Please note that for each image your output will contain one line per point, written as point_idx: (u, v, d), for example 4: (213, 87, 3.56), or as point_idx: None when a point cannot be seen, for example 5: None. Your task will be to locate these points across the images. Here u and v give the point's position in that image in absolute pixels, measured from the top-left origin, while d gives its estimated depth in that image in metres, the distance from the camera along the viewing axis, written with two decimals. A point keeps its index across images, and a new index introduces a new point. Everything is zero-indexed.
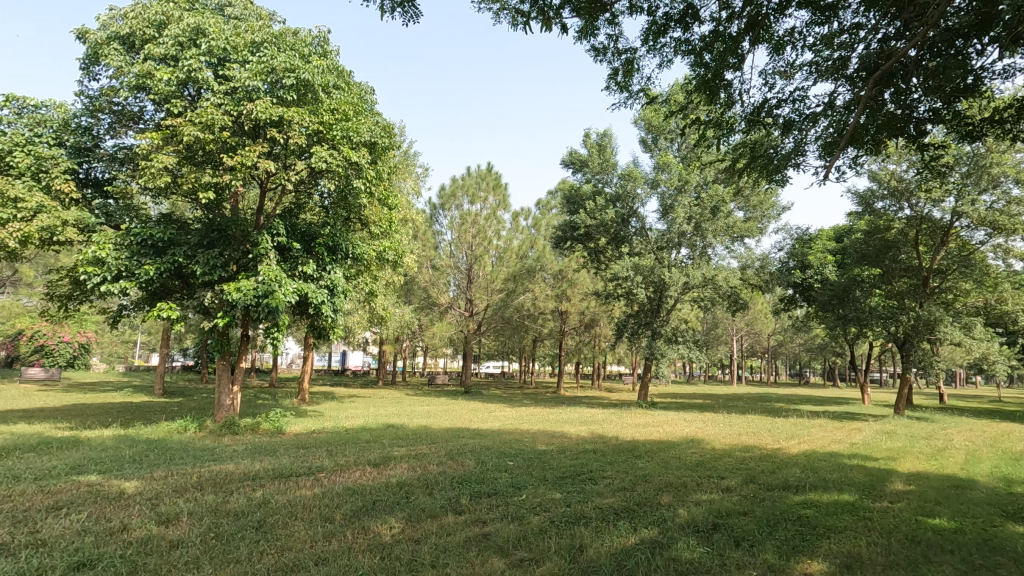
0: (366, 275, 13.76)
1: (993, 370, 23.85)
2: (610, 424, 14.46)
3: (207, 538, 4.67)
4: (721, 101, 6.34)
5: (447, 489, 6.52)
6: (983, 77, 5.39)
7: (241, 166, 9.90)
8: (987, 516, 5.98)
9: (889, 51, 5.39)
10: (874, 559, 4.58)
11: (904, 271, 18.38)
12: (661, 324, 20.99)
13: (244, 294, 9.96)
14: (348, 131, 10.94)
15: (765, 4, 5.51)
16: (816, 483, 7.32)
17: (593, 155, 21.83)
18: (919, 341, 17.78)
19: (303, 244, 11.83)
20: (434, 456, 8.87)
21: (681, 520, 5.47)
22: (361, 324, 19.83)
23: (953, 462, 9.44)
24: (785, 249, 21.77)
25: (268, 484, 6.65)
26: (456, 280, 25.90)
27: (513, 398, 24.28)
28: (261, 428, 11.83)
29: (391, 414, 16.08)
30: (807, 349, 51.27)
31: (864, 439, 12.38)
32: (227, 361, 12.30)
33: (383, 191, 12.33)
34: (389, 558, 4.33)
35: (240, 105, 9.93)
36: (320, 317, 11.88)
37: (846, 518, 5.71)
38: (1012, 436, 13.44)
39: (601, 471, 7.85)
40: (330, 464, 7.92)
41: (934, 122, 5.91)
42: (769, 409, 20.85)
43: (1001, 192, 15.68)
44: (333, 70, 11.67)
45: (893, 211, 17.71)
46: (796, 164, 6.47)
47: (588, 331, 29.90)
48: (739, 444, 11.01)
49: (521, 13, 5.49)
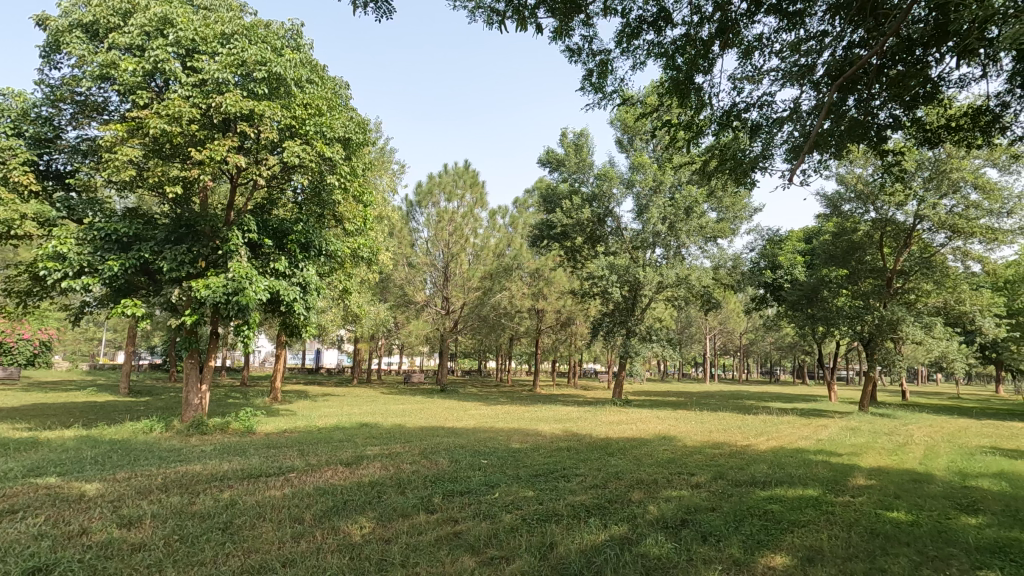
0: (340, 273, 13.66)
1: (951, 368, 24.77)
2: (585, 422, 14.58)
3: (171, 541, 4.57)
4: (692, 104, 6.42)
5: (419, 488, 6.49)
6: (940, 86, 5.57)
7: (209, 160, 9.68)
8: (942, 509, 6.22)
9: (853, 58, 5.53)
10: (835, 552, 4.73)
11: (869, 272, 18.87)
12: (636, 323, 21.18)
13: (213, 292, 9.73)
14: (321, 127, 10.82)
15: (733, 9, 5.62)
16: (782, 479, 7.53)
17: (569, 155, 21.96)
18: (882, 341, 18.33)
19: (275, 241, 11.62)
20: (408, 454, 8.83)
21: (650, 517, 5.56)
22: (335, 322, 19.60)
23: (912, 457, 9.79)
24: (757, 249, 22.35)
25: (236, 485, 6.54)
26: (433, 277, 25.81)
27: (490, 398, 24.20)
28: (231, 428, 11.62)
29: (365, 413, 15.93)
30: (777, 347, 52.47)
31: (829, 435, 12.74)
32: (195, 359, 12.04)
33: (358, 187, 12.16)
34: (358, 559, 4.29)
35: (209, 97, 9.71)
36: (292, 315, 11.69)
37: (809, 513, 5.87)
38: (969, 432, 13.98)
39: (574, 469, 7.91)
40: (301, 464, 7.81)
41: (895, 128, 6.09)
42: (740, 407, 21.26)
43: (961, 196, 16.23)
44: (307, 64, 11.55)
45: (859, 213, 18.26)
46: (762, 168, 6.59)
47: (564, 330, 30.07)
48: (709, 441, 11.23)
49: (496, 12, 5.46)
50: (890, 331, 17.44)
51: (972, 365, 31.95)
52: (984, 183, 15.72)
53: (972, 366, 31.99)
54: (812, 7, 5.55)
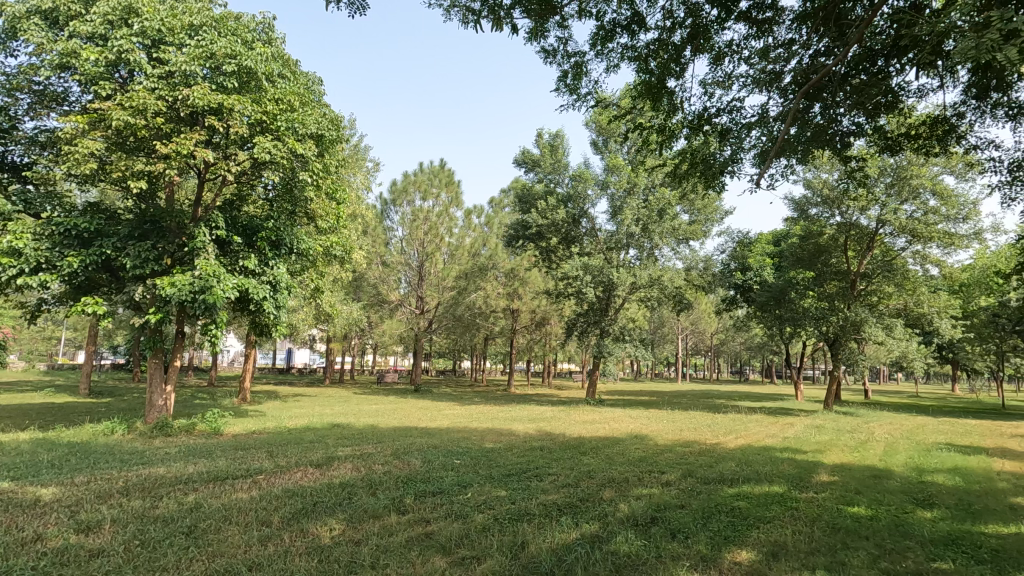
0: (311, 271, 13.45)
1: (911, 368, 25.64)
2: (558, 421, 14.64)
3: (131, 546, 4.44)
4: (665, 107, 6.50)
5: (391, 488, 6.44)
6: (901, 95, 5.75)
7: (175, 154, 9.41)
8: (899, 503, 6.46)
9: (818, 66, 5.68)
10: (798, 546, 4.85)
11: (834, 274, 19.41)
12: (610, 323, 21.36)
13: (179, 290, 9.45)
14: (293, 123, 10.63)
15: (705, 15, 5.72)
16: (749, 476, 7.71)
17: (545, 155, 22.09)
18: (846, 341, 18.87)
19: (244, 238, 11.36)
20: (380, 455, 8.75)
21: (621, 514, 5.63)
22: (306, 321, 19.31)
23: (873, 454, 10.11)
24: (728, 251, 22.77)
25: (201, 487, 6.38)
26: (407, 276, 25.66)
27: (463, 397, 24.05)
28: (197, 429, 11.34)
29: (337, 414, 15.73)
30: (747, 347, 53.61)
31: (795, 433, 13.06)
32: (160, 359, 11.70)
33: (330, 185, 11.97)
34: (326, 561, 4.23)
35: (176, 90, 9.44)
36: (262, 314, 11.45)
37: (774, 509, 6.01)
38: (926, 429, 14.50)
39: (546, 468, 7.94)
40: (269, 466, 7.67)
41: (858, 135, 6.26)
42: (710, 406, 21.61)
43: (920, 202, 16.84)
44: (278, 58, 11.34)
45: (826, 217, 18.75)
46: (732, 172, 6.69)
47: (539, 329, 30.13)
48: (680, 440, 11.40)
49: (471, 11, 5.43)
50: (854, 332, 17.95)
51: (929, 365, 33.21)
52: (942, 190, 16.35)
53: (929, 365, 33.24)
54: (780, 15, 5.69)
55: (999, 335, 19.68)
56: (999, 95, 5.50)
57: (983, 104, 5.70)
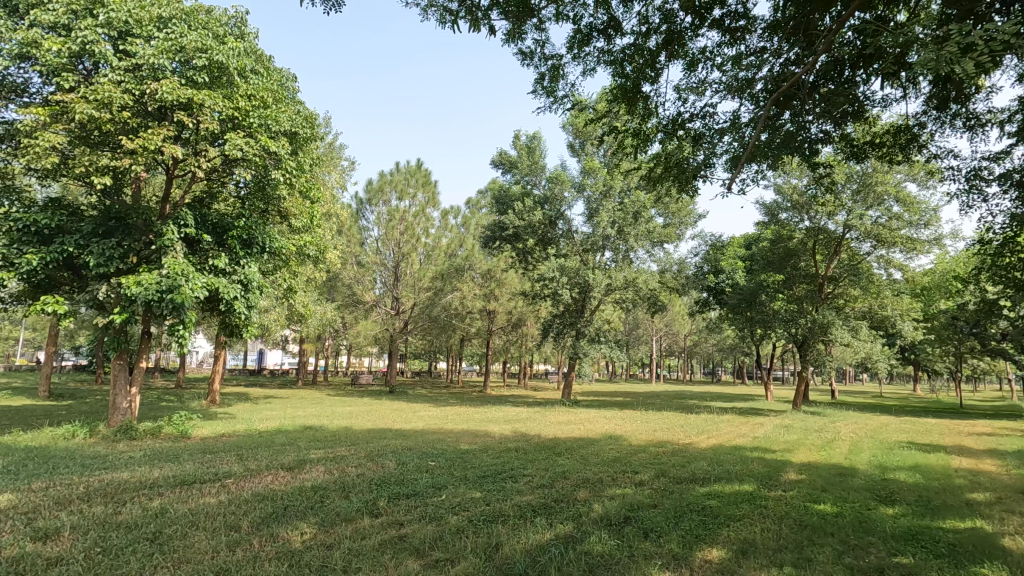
0: (284, 270, 13.24)
1: (875, 368, 26.48)
2: (534, 422, 14.69)
3: (92, 554, 4.29)
4: (640, 112, 6.58)
5: (364, 491, 6.36)
6: (866, 105, 5.93)
7: (143, 150, 9.14)
8: (863, 500, 6.65)
9: (788, 75, 5.82)
10: (767, 543, 4.97)
11: (803, 278, 19.91)
12: (585, 325, 21.52)
13: (145, 289, 9.19)
14: (266, 119, 10.44)
15: (679, 22, 5.81)
16: (720, 475, 7.84)
17: (522, 157, 22.15)
18: (814, 343, 19.36)
19: (214, 236, 11.10)
20: (353, 457, 8.65)
21: (595, 514, 5.68)
22: (278, 322, 18.98)
23: (839, 452, 10.41)
24: (701, 254, 23.16)
25: (167, 492, 6.21)
26: (383, 277, 25.46)
27: (439, 398, 23.96)
28: (163, 433, 11.03)
29: (310, 415, 15.49)
30: (720, 349, 54.66)
31: (764, 432, 13.36)
32: (124, 360, 11.37)
33: (305, 184, 11.79)
34: (297, 566, 4.16)
35: (143, 83, 9.19)
36: (232, 314, 11.21)
37: (744, 507, 6.14)
38: (889, 429, 14.98)
39: (522, 469, 7.95)
40: (239, 469, 7.51)
41: (825, 142, 6.43)
42: (683, 406, 21.94)
43: (885, 208, 17.40)
44: (251, 54, 11.12)
45: (795, 222, 19.20)
46: (704, 176, 6.80)
47: (515, 330, 30.18)
48: (653, 440, 11.54)
49: (449, 11, 5.41)
50: (821, 334, 18.43)
51: (892, 366, 34.35)
52: (905, 197, 16.93)
53: (892, 366, 34.36)
54: (752, 24, 5.82)
55: (958, 337, 20.46)
56: (959, 106, 5.72)
57: (943, 115, 5.92)
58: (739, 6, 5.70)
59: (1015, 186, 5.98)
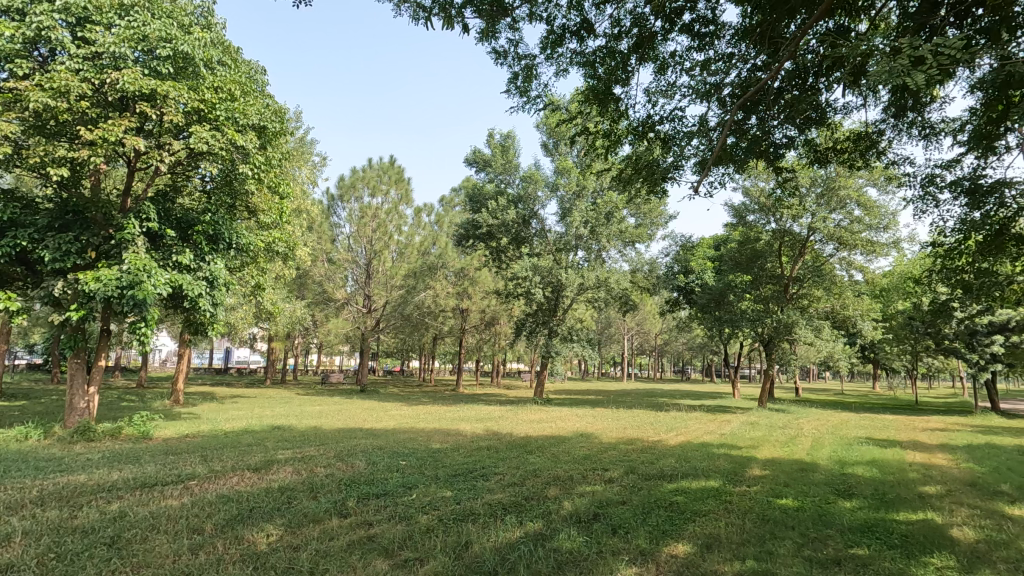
0: (251, 267, 12.94)
1: (837, 367, 27.30)
2: (506, 421, 14.70)
3: (45, 560, 4.14)
4: (612, 113, 6.63)
5: (332, 492, 6.28)
6: (828, 112, 6.11)
7: (102, 141, 8.83)
8: (823, 494, 6.89)
9: (754, 81, 5.96)
10: (730, 538, 5.09)
11: (769, 279, 20.30)
12: (558, 324, 21.66)
13: (104, 285, 8.88)
14: (233, 112, 10.20)
15: (651, 26, 5.89)
16: (688, 471, 8.02)
17: (496, 156, 22.15)
18: (780, 342, 19.85)
19: (178, 232, 10.75)
20: (322, 457, 8.53)
21: (564, 512, 5.72)
22: (246, 320, 18.55)
23: (800, 448, 10.75)
24: (671, 255, 23.56)
25: (127, 495, 6.01)
26: (354, 275, 25.18)
27: (412, 398, 23.38)
28: (123, 433, 10.68)
29: (278, 415, 15.20)
30: (690, 348, 55.62)
31: (731, 430, 13.62)
32: (82, 358, 10.97)
33: (273, 179, 11.55)
34: (262, 569, 4.08)
35: (103, 73, 8.87)
36: (197, 311, 10.91)
37: (709, 502, 6.28)
38: (849, 425, 15.52)
39: (493, 467, 7.97)
40: (202, 470, 7.33)
41: (789, 147, 6.60)
42: (654, 404, 22.19)
43: (846, 211, 17.98)
44: (218, 45, 10.83)
45: (762, 224, 19.70)
46: (673, 178, 6.89)
47: (488, 329, 30.05)
48: (623, 438, 11.69)
49: (422, 8, 5.37)
50: (786, 333, 18.92)
51: (852, 365, 35.56)
52: (866, 201, 17.52)
53: (853, 364, 35.56)
54: (721, 30, 5.94)
55: (913, 336, 21.35)
56: (916, 115, 5.94)
57: (900, 123, 6.13)
58: (708, 12, 5.81)
59: (965, 194, 6.26)
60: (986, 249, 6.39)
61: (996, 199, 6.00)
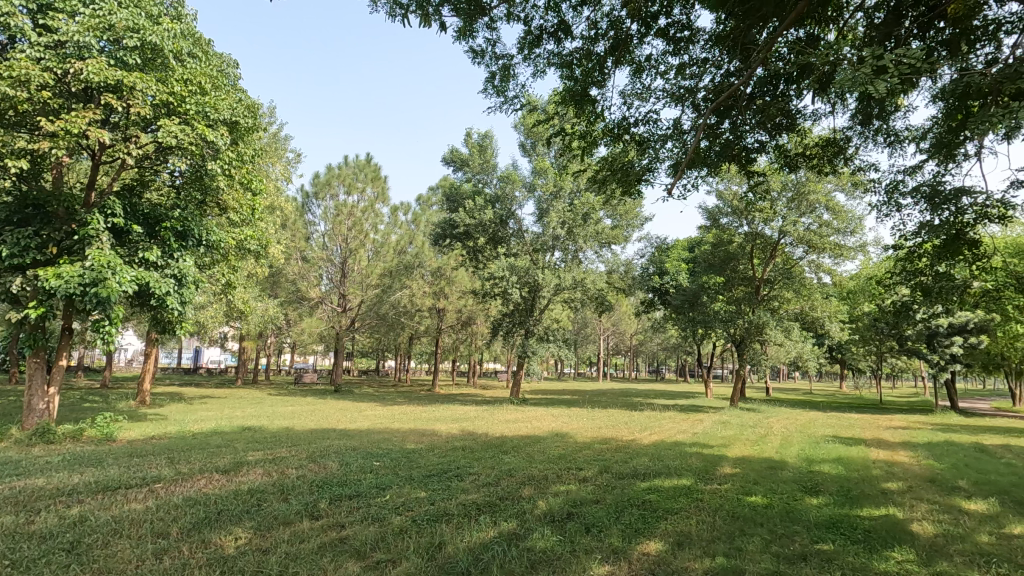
0: (222, 265, 12.67)
1: (806, 366, 27.96)
2: (482, 421, 14.64)
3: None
4: (588, 115, 6.66)
5: (304, 493, 6.19)
6: (798, 118, 6.25)
7: (65, 133, 8.53)
8: (791, 491, 7.05)
9: (725, 86, 6.06)
10: (701, 535, 5.17)
11: (741, 280, 20.72)
12: (535, 324, 21.71)
13: (66, 282, 8.57)
14: (204, 106, 9.96)
15: (628, 29, 5.95)
16: (661, 470, 8.12)
17: (473, 155, 22.14)
18: (751, 343, 20.25)
19: (144, 228, 10.43)
20: (293, 459, 8.38)
21: (538, 511, 5.75)
22: (216, 319, 18.11)
23: (770, 446, 10.99)
24: (647, 256, 23.82)
25: (88, 499, 5.82)
26: (329, 273, 24.89)
27: (387, 398, 23.24)
28: (85, 436, 10.33)
29: (249, 416, 14.88)
30: (665, 347, 56.42)
31: (703, 429, 13.86)
32: (42, 357, 10.59)
33: (245, 175, 11.30)
34: (229, 573, 4.00)
35: (66, 62, 8.56)
36: (164, 310, 10.61)
37: (681, 501, 6.37)
38: (816, 423, 15.91)
39: (467, 467, 7.94)
40: (169, 473, 7.14)
41: (761, 152, 6.73)
42: (629, 404, 22.38)
43: (816, 216, 18.42)
44: (188, 36, 10.56)
45: (735, 226, 20.08)
46: (648, 181, 6.96)
47: (465, 330, 29.67)
48: (598, 437, 11.79)
49: (399, 5, 5.30)
50: (757, 334, 19.30)
51: (820, 365, 36.44)
52: (834, 206, 17.99)
53: (822, 364, 36.41)
54: (695, 35, 6.03)
55: (878, 337, 22.00)
56: (881, 123, 6.12)
57: (867, 130, 6.31)
58: (683, 17, 5.89)
59: (925, 199, 6.46)
60: (944, 253, 6.62)
61: (955, 206, 6.23)
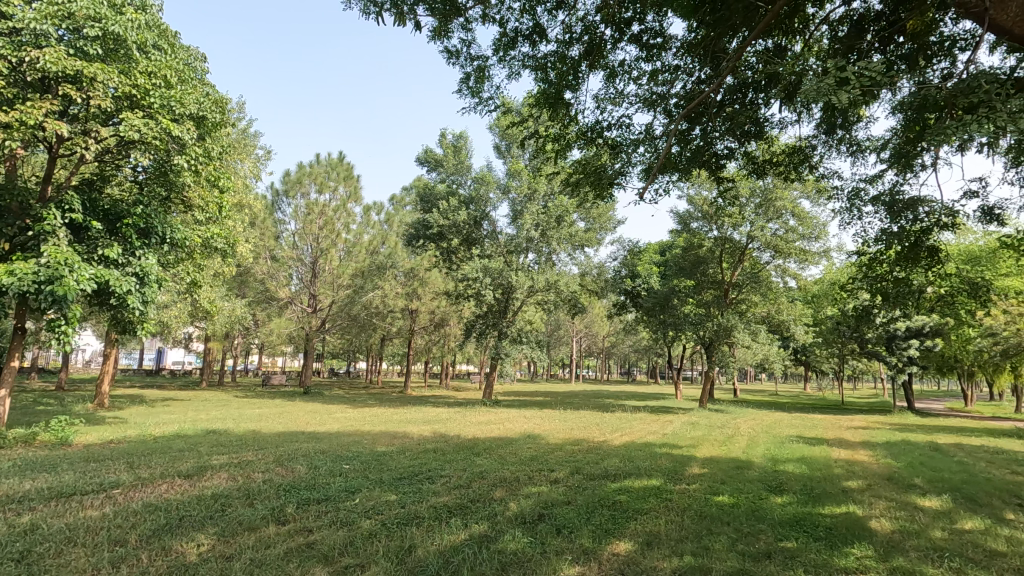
0: (187, 263, 12.29)
1: (771, 369, 28.67)
2: (454, 423, 14.60)
3: None
4: (562, 118, 6.71)
5: (270, 498, 6.05)
6: (765, 126, 6.41)
7: (19, 124, 8.18)
8: (757, 490, 7.21)
9: (696, 94, 6.18)
10: (669, 534, 5.24)
11: (711, 283, 21.19)
12: (508, 325, 21.73)
13: (18, 279, 8.19)
14: (169, 100, 9.68)
15: (602, 34, 6.01)
16: (631, 471, 8.21)
17: (447, 156, 22.10)
18: (719, 345, 20.65)
19: (105, 224, 10.06)
20: (260, 462, 8.19)
21: (510, 513, 5.74)
22: (179, 319, 17.57)
23: (736, 447, 11.24)
24: (619, 259, 24.08)
25: (41, 506, 5.58)
26: (299, 273, 24.46)
27: (357, 399, 22.93)
28: (37, 440, 9.88)
29: (214, 418, 14.49)
30: (637, 349, 57.21)
31: (673, 429, 14.07)
32: None
33: (212, 172, 11.01)
34: None
35: (21, 50, 8.20)
36: (124, 310, 10.23)
37: (651, 501, 6.44)
38: (781, 424, 16.33)
39: (439, 470, 7.88)
40: (128, 478, 6.89)
41: (730, 158, 6.88)
42: (600, 405, 22.59)
43: (782, 221, 18.89)
44: (153, 28, 10.26)
45: (705, 231, 20.46)
46: (621, 184, 7.03)
47: (438, 330, 29.10)
48: (570, 439, 11.84)
49: (374, 2, 5.25)
50: (726, 337, 19.67)
51: (785, 367, 37.45)
52: (800, 212, 18.49)
53: (787, 366, 37.42)
54: (668, 43, 6.13)
55: (840, 340, 22.71)
56: (844, 133, 6.32)
57: (831, 139, 6.50)
58: (656, 25, 5.99)
59: (885, 208, 6.69)
60: (903, 259, 6.86)
61: (913, 214, 6.47)
